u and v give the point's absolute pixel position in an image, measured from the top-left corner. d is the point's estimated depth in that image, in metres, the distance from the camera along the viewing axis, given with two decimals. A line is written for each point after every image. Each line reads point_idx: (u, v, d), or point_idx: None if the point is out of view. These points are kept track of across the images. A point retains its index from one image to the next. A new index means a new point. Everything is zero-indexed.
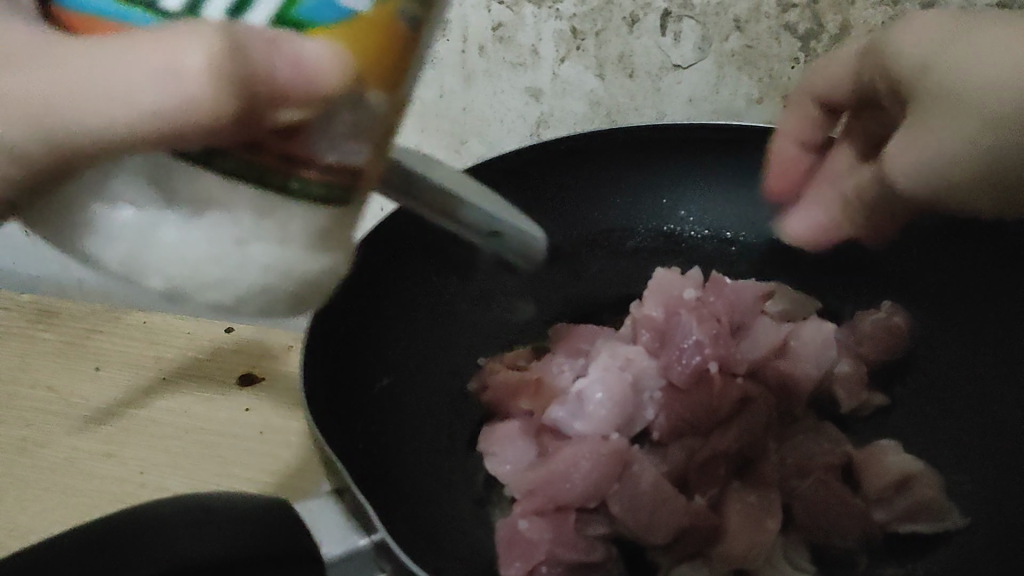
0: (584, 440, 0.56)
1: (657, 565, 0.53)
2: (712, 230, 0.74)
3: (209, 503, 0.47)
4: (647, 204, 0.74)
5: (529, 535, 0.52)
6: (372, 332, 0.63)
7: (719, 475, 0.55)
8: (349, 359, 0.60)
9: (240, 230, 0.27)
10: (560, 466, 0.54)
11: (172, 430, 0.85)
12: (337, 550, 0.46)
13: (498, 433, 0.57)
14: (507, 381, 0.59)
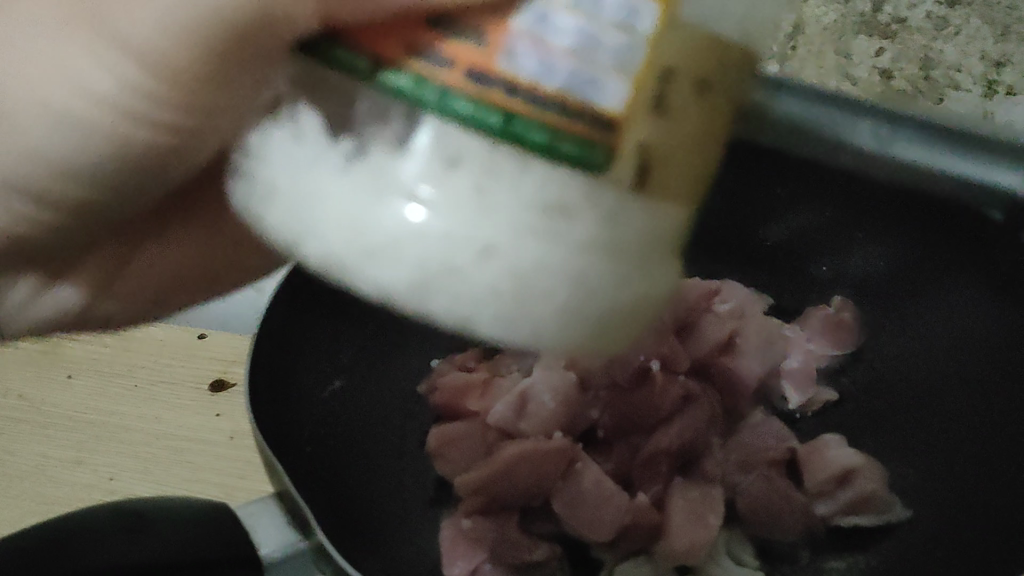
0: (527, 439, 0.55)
1: (601, 562, 0.54)
2: None
3: (144, 506, 0.47)
4: None
5: (474, 533, 0.53)
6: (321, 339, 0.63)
7: (663, 471, 0.55)
8: (297, 367, 0.61)
9: (556, 197, 0.23)
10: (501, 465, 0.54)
11: (142, 436, 0.86)
12: (276, 550, 0.47)
13: (446, 434, 0.57)
14: (455, 382, 0.60)
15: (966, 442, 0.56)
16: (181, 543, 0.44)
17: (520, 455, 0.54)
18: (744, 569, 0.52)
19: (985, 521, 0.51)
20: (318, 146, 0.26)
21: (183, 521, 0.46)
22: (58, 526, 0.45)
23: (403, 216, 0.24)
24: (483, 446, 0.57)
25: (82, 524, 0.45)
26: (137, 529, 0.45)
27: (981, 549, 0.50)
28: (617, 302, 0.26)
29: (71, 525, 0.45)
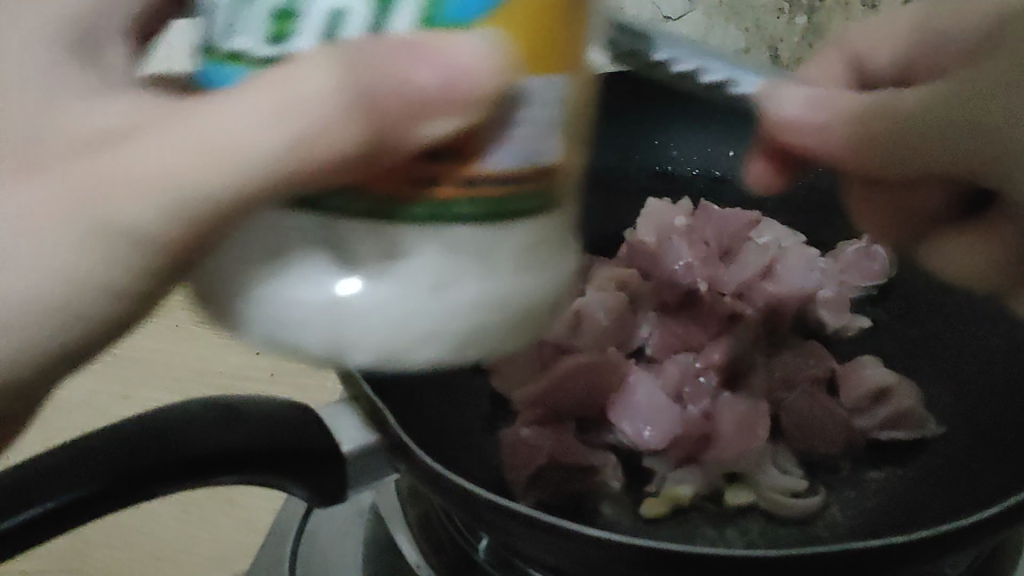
0: (583, 354, 0.58)
1: (654, 471, 0.57)
2: (700, 168, 0.79)
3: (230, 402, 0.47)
4: (638, 144, 0.79)
5: (533, 441, 0.56)
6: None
7: (711, 386, 0.58)
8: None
9: (442, 275, 0.26)
10: (560, 376, 0.57)
11: (181, 372, 0.90)
12: (353, 447, 0.50)
13: (502, 351, 0.60)
14: None
15: (993, 365, 0.59)
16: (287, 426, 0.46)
17: (574, 368, 0.57)
18: (790, 478, 0.55)
19: (1013, 445, 0.54)
20: (339, 272, 0.27)
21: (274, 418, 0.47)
22: (151, 417, 0.43)
23: (372, 301, 0.27)
24: (538, 362, 0.59)
25: (182, 410, 0.43)
26: (241, 416, 0.45)
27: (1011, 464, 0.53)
28: (532, 299, 0.27)
29: (173, 412, 0.43)
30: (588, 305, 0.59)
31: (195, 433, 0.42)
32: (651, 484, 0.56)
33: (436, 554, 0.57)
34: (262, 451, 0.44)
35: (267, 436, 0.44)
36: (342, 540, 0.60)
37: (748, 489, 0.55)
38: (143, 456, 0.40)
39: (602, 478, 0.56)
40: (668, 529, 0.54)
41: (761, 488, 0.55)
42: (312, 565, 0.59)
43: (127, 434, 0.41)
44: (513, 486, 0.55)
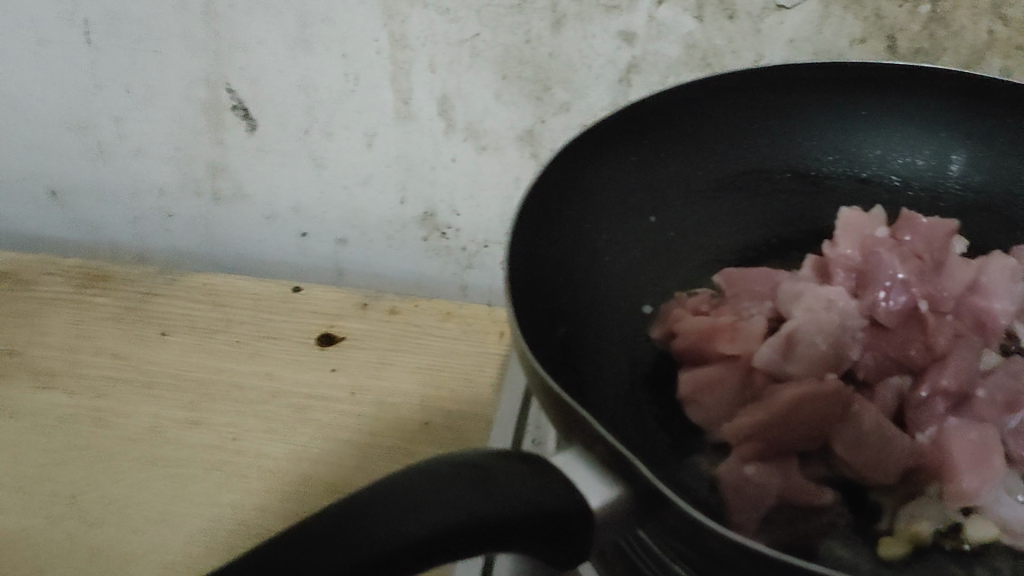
0: (800, 381, 0.53)
1: (882, 506, 0.53)
2: (847, 171, 0.72)
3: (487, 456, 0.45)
4: (785, 142, 0.71)
5: (759, 479, 0.51)
6: (564, 269, 0.61)
7: (938, 412, 0.53)
8: (542, 299, 0.58)
9: None
10: (780, 408, 0.52)
11: (261, 395, 0.83)
12: (600, 503, 0.45)
13: (700, 379, 0.55)
14: (699, 326, 0.57)
15: None
16: (479, 494, 0.42)
17: (796, 398, 0.52)
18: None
19: None
20: None
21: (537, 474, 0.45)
22: (331, 518, 0.41)
23: None
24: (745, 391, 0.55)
25: (361, 505, 0.41)
26: (421, 498, 0.41)
27: None
28: None
29: (352, 509, 0.41)
30: (802, 329, 0.54)
31: (363, 535, 0.40)
32: (881, 520, 0.52)
33: None
34: (440, 535, 0.41)
35: (447, 518, 0.41)
36: None
37: (990, 522, 0.51)
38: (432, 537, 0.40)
39: (831, 515, 0.52)
40: (914, 570, 0.50)
41: (1003, 521, 0.51)
42: None
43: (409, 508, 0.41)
44: (741, 530, 0.51)
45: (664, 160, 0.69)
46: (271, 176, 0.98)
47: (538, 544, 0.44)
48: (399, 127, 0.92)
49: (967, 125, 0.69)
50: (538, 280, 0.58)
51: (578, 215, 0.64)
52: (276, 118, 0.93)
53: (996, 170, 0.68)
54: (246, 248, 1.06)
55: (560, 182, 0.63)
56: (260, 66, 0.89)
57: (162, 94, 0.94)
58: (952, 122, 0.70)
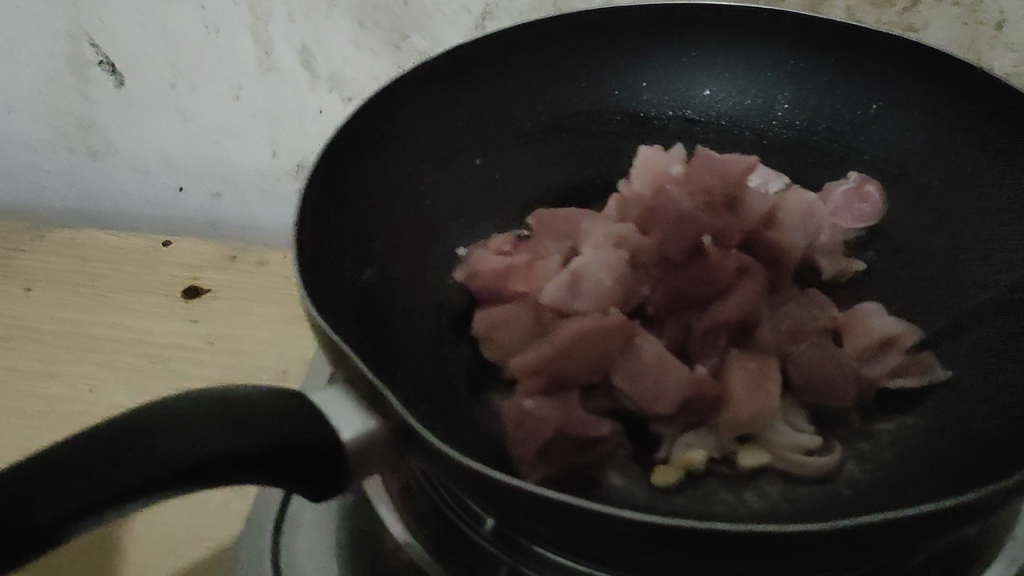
0: (584, 317, 0.54)
1: (662, 436, 0.54)
2: (675, 111, 0.73)
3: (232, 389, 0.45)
4: (612, 83, 0.71)
5: (539, 413, 0.52)
6: (375, 212, 0.62)
7: (719, 342, 0.55)
8: (342, 241, 0.58)
9: None
10: (562, 344, 0.53)
11: (118, 347, 0.84)
12: (355, 436, 0.47)
13: (493, 318, 0.57)
14: (495, 266, 0.58)
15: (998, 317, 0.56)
16: (214, 435, 0.42)
17: (578, 332, 0.53)
18: (803, 435, 0.54)
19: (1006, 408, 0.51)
20: None
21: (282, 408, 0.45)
22: (51, 456, 0.40)
23: None
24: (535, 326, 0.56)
25: (82, 446, 0.40)
26: (150, 438, 0.41)
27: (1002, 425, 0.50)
28: None
29: (74, 448, 0.40)
30: (587, 265, 0.56)
31: (83, 476, 0.39)
32: (659, 449, 0.54)
33: (422, 528, 0.54)
34: (168, 478, 0.41)
35: (177, 461, 0.41)
36: (328, 521, 0.57)
37: (760, 448, 0.53)
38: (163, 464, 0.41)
39: (611, 446, 0.53)
40: (684, 496, 0.52)
41: (772, 447, 0.53)
42: (297, 553, 0.55)
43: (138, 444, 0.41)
44: (520, 464, 0.51)
45: (489, 102, 0.69)
46: (141, 128, 0.98)
47: (281, 475, 0.45)
48: (263, 78, 0.91)
49: (790, 58, 0.70)
50: (338, 222, 0.59)
51: (394, 157, 0.64)
52: (139, 70, 0.93)
53: (818, 105, 0.70)
54: (124, 202, 1.07)
55: (371, 127, 0.63)
56: (120, 17, 0.88)
57: (25, 51, 0.93)
58: (777, 62, 0.71)
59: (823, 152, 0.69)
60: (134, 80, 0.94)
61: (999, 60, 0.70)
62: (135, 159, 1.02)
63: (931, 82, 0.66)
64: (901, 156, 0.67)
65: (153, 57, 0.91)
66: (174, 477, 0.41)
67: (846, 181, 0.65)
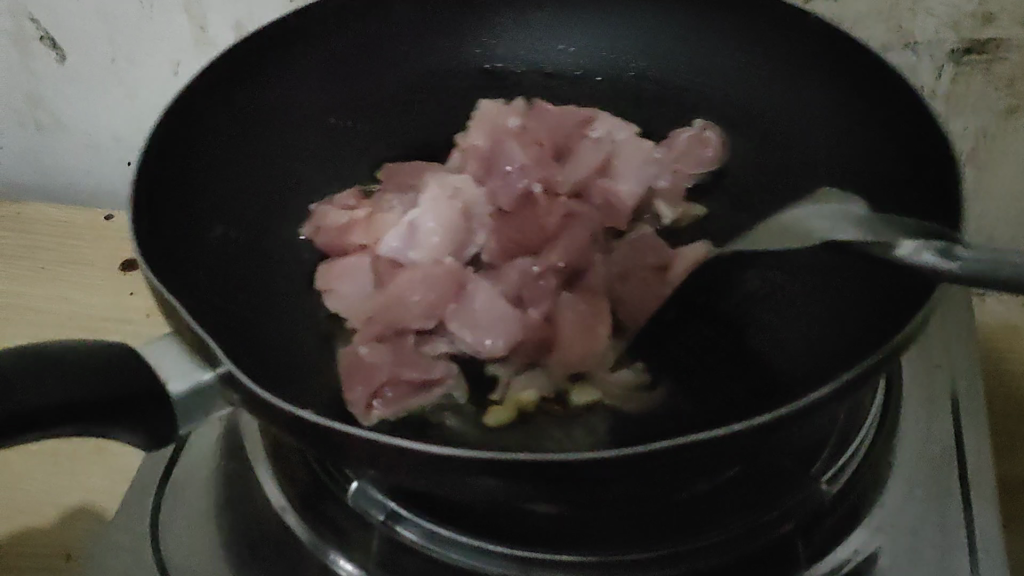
0: (419, 267, 0.60)
1: (497, 378, 0.57)
2: (525, 62, 0.74)
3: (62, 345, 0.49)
4: (466, 38, 0.74)
5: (370, 359, 0.56)
6: (236, 168, 0.64)
7: (549, 287, 0.59)
8: (205, 204, 0.61)
9: None
10: (396, 294, 0.59)
11: (52, 316, 0.87)
12: (183, 386, 0.50)
13: (334, 271, 0.60)
14: (338, 221, 0.62)
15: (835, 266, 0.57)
16: (35, 391, 0.46)
17: (410, 282, 0.60)
18: (628, 373, 0.56)
19: None
20: None
21: (108, 363, 0.48)
22: None
23: None
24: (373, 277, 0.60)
25: None
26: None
27: None
28: None
29: None
30: (419, 218, 0.61)
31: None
32: (494, 390, 0.57)
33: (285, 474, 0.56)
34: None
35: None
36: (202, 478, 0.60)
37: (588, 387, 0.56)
38: None
39: (444, 389, 0.56)
40: (513, 435, 0.54)
41: (601, 386, 0.56)
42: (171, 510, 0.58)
43: None
44: (353, 407, 0.54)
45: (368, 65, 0.72)
46: (86, 105, 1.02)
47: (106, 425, 0.48)
48: (198, 52, 0.95)
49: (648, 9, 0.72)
50: (202, 185, 0.61)
51: (263, 120, 0.67)
52: (79, 48, 0.96)
53: (669, 52, 0.72)
54: (79, 175, 1.11)
55: (225, 86, 0.65)
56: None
57: None
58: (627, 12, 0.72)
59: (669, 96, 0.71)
60: (76, 58, 0.97)
61: (921, 27, 0.66)
62: (83, 133, 1.05)
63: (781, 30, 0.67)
64: (746, 99, 0.68)
65: (91, 34, 0.94)
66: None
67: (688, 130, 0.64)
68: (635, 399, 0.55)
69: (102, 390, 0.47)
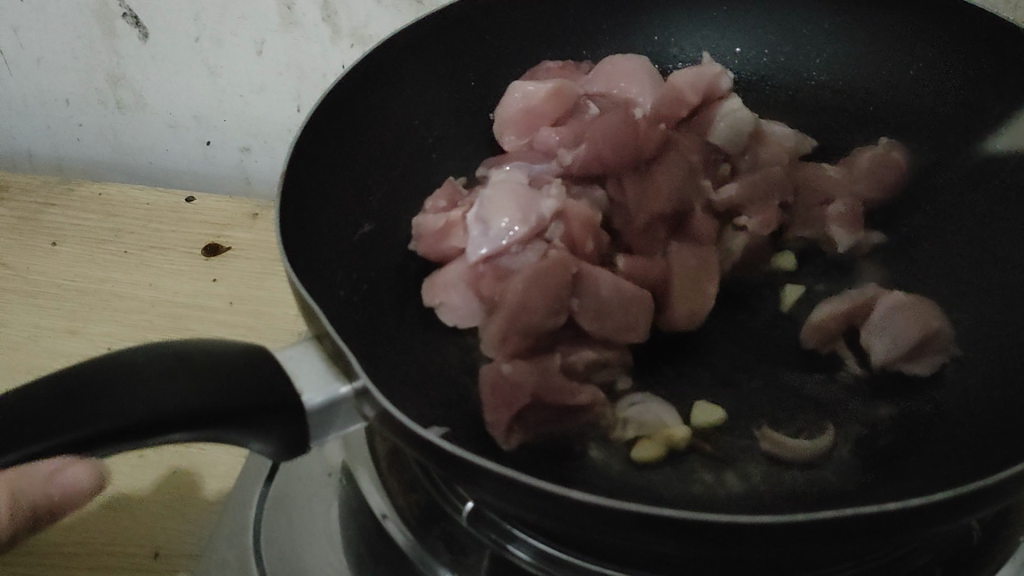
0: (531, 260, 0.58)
1: (649, 410, 0.52)
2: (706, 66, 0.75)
3: (196, 343, 0.43)
4: (641, 38, 0.74)
5: (512, 379, 0.51)
6: (352, 172, 0.62)
7: (660, 237, 0.61)
8: (327, 210, 0.59)
9: None
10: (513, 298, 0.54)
11: (137, 304, 0.82)
12: (319, 398, 0.45)
13: (439, 283, 0.58)
14: (435, 225, 0.61)
15: None
16: (167, 392, 0.40)
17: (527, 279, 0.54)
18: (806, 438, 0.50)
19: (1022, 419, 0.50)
20: None
21: (242, 368, 0.42)
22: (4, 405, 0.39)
23: None
24: (483, 283, 0.58)
25: (28, 400, 0.39)
26: (99, 393, 0.39)
27: (1018, 434, 0.49)
28: None
29: (25, 402, 0.39)
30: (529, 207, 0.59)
31: (17, 434, 0.38)
32: (648, 428, 0.51)
33: (405, 494, 0.53)
34: (107, 437, 0.39)
35: (119, 420, 0.39)
36: (313, 498, 0.57)
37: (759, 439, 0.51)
38: (92, 419, 0.39)
39: (590, 415, 0.51)
40: (664, 473, 0.50)
41: (767, 439, 0.51)
42: (284, 535, 0.55)
43: (78, 398, 0.39)
44: (492, 429, 0.50)
45: (493, 66, 0.72)
46: (170, 85, 0.98)
47: (239, 436, 0.42)
48: (285, 33, 0.89)
49: (747, 16, 0.73)
50: (325, 189, 0.59)
51: (376, 121, 0.65)
52: (164, 27, 0.92)
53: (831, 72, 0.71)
54: (156, 156, 1.07)
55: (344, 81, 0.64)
56: None
57: (54, 9, 0.93)
58: (790, 22, 0.72)
59: (851, 112, 0.70)
60: (160, 36, 0.93)
61: None
62: (166, 114, 1.01)
63: (895, 52, 0.69)
64: (935, 116, 0.67)
65: (176, 8, 0.90)
66: (116, 436, 0.39)
67: (873, 149, 0.64)
68: (802, 450, 0.50)
69: (234, 397, 0.41)
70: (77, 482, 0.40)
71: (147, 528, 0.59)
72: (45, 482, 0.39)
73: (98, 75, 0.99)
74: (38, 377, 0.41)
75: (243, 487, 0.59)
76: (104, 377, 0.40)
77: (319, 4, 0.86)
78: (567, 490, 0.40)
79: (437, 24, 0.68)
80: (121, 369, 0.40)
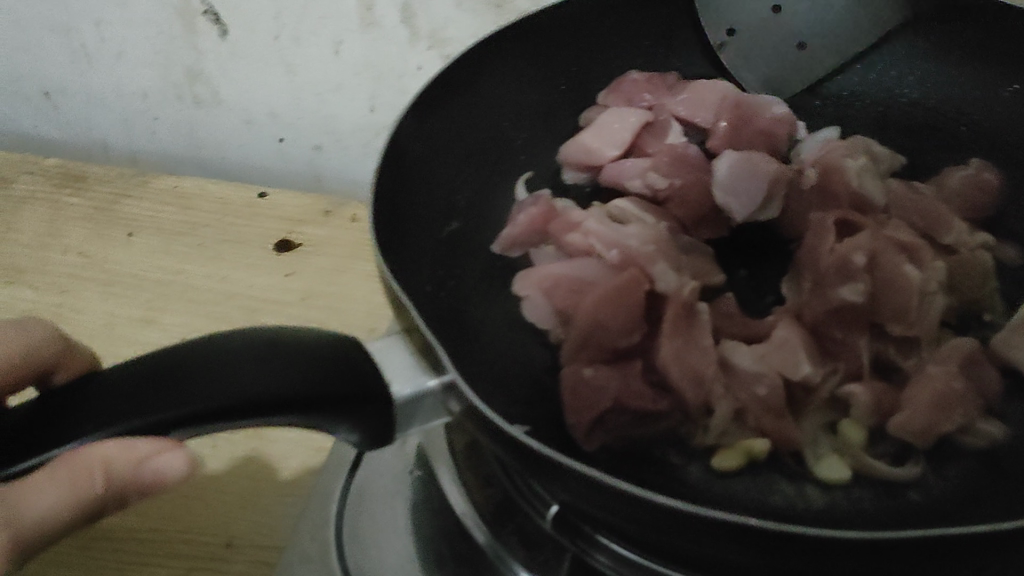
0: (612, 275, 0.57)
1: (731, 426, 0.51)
2: None
3: (289, 329, 0.44)
4: None
5: (593, 382, 0.51)
6: (439, 175, 0.64)
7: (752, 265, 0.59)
8: (411, 209, 0.59)
9: None
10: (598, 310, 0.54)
11: (210, 296, 0.83)
12: (407, 389, 0.45)
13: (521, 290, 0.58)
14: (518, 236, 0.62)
15: None
16: (263, 376, 0.41)
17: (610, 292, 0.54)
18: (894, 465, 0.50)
19: None
20: None
21: (335, 356, 0.43)
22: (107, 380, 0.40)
23: None
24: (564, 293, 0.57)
25: (131, 376, 0.40)
26: (198, 373, 0.40)
27: None
28: None
29: (127, 378, 0.40)
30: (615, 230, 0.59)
31: (116, 407, 0.39)
32: (732, 444, 0.51)
33: (481, 490, 0.54)
34: (201, 415, 0.39)
35: (213, 397, 0.39)
36: (390, 495, 0.57)
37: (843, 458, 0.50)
38: (192, 396, 0.39)
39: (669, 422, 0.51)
40: (744, 484, 0.50)
41: (851, 457, 0.50)
42: (359, 528, 0.56)
43: (179, 376, 0.40)
44: (574, 430, 0.50)
45: (576, 73, 0.72)
46: (248, 83, 0.99)
47: (329, 422, 0.43)
48: (364, 34, 0.90)
49: None
50: (409, 187, 0.60)
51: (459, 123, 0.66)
52: (245, 24, 0.93)
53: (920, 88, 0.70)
54: (228, 152, 1.08)
55: (430, 88, 0.66)
56: None
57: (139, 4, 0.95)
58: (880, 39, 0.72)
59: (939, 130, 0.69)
60: (240, 33, 0.94)
61: None
62: (242, 110, 1.03)
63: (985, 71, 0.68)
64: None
65: (257, 6, 0.91)
66: (210, 414, 0.39)
67: (964, 169, 0.63)
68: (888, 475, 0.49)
69: (327, 384, 0.42)
70: (170, 464, 0.39)
71: (220, 515, 0.60)
72: (141, 465, 0.38)
73: (177, 70, 1.01)
74: (140, 355, 0.42)
75: (321, 479, 0.59)
76: (203, 357, 0.41)
77: (399, 6, 0.87)
78: (653, 493, 0.40)
79: (522, 29, 0.69)
80: (219, 350, 0.41)
